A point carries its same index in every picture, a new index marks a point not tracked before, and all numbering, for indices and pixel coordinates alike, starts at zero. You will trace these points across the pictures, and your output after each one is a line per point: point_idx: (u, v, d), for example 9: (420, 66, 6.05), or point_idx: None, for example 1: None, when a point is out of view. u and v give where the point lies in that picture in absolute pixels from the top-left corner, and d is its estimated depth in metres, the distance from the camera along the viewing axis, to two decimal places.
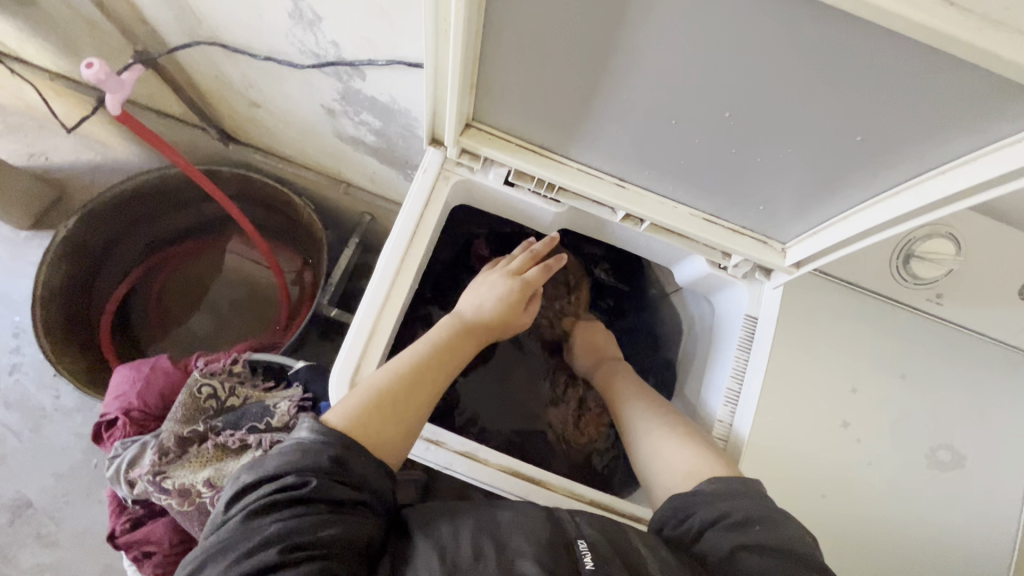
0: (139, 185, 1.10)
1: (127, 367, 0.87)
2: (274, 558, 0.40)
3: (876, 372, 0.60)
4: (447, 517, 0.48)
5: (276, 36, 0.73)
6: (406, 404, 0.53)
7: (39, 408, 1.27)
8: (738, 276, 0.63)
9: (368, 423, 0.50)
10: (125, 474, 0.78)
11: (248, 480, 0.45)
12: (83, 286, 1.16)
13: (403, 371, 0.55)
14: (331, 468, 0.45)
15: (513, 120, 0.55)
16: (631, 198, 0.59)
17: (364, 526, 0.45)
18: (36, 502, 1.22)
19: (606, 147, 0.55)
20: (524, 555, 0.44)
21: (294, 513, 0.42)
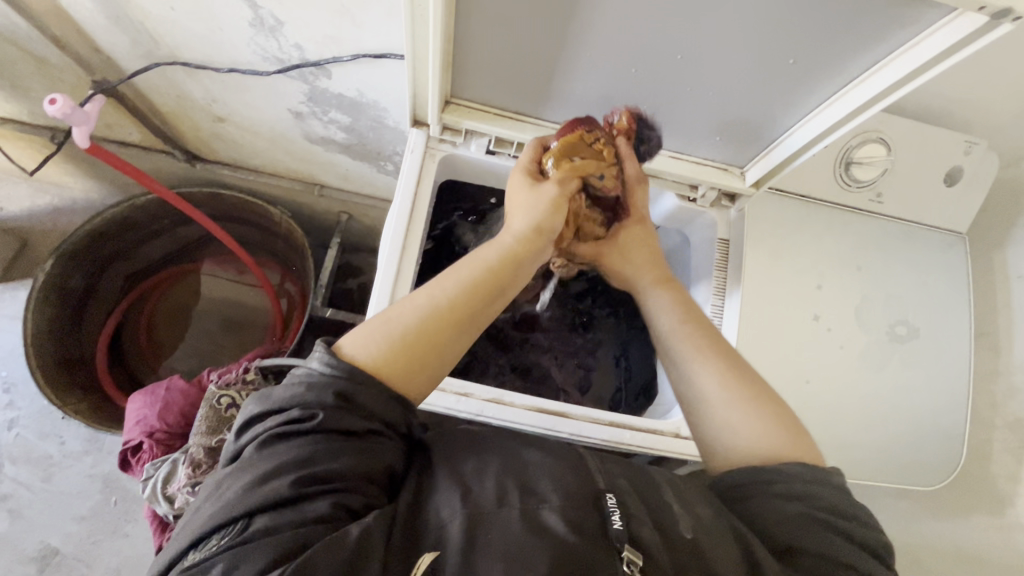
0: (112, 218, 1.10)
1: (142, 393, 0.90)
2: (287, 489, 0.40)
3: (837, 269, 0.68)
4: (470, 458, 0.49)
5: (237, 46, 0.75)
6: (431, 347, 0.50)
7: (46, 457, 1.27)
8: (706, 206, 0.70)
9: (388, 360, 0.48)
10: (162, 491, 0.81)
11: (257, 409, 0.46)
12: (70, 327, 1.15)
13: (434, 309, 0.51)
14: (339, 401, 0.45)
15: (487, 93, 0.61)
16: None
17: (380, 454, 0.46)
18: (62, 548, 1.22)
19: (574, 106, 0.61)
20: (549, 501, 0.45)
21: (306, 442, 0.43)
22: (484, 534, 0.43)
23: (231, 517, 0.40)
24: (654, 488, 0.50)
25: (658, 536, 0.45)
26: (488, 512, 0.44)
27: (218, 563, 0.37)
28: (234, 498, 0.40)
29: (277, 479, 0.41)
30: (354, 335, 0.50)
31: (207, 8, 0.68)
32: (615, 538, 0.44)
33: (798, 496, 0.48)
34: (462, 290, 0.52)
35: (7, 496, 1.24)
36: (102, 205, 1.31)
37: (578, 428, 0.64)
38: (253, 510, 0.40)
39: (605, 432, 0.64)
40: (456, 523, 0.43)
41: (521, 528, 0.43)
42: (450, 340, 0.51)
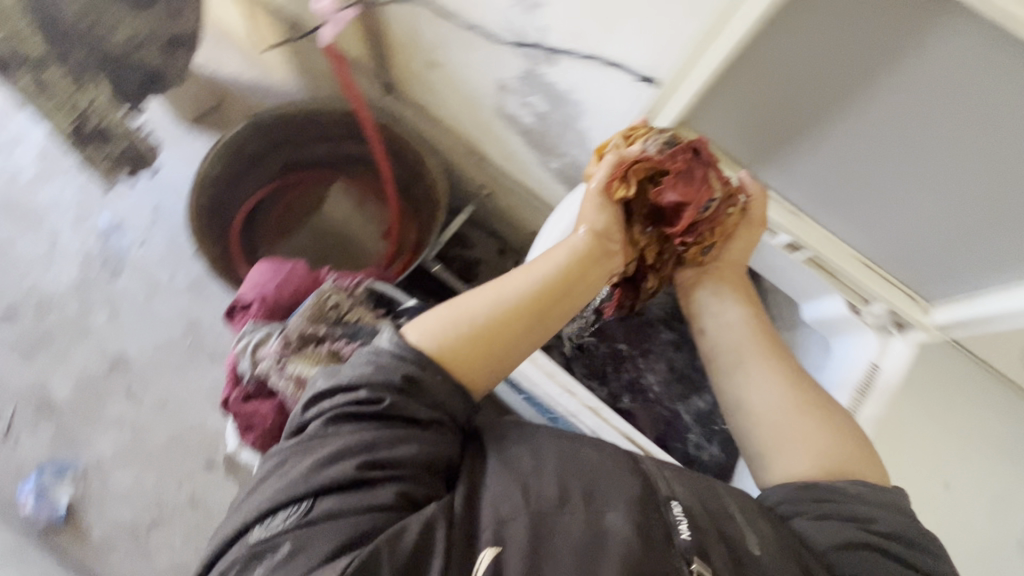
0: (302, 110, 1.23)
1: (267, 263, 0.98)
2: (354, 471, 0.55)
3: (987, 442, 0.87)
4: (528, 450, 0.62)
5: (491, 11, 0.83)
6: (495, 343, 0.67)
7: (155, 281, 1.41)
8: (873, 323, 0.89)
9: (451, 349, 0.65)
10: (251, 351, 0.89)
11: (329, 384, 0.61)
12: (229, 185, 1.29)
13: (504, 305, 0.69)
14: (402, 387, 0.60)
15: (723, 133, 0.84)
16: (795, 223, 0.88)
17: (439, 443, 0.61)
18: (134, 360, 1.36)
19: (788, 179, 0.86)
20: (613, 508, 0.56)
21: (372, 432, 0.57)
22: (547, 528, 0.54)
23: (301, 496, 0.54)
24: (716, 500, 0.61)
25: (733, 562, 0.55)
26: (547, 509, 0.55)
27: (287, 542, 0.51)
28: (305, 477, 0.55)
29: (344, 462, 0.55)
30: (419, 328, 0.67)
31: None
32: (680, 549, 0.54)
33: (862, 520, 0.61)
34: (532, 298, 0.71)
35: (113, 298, 1.40)
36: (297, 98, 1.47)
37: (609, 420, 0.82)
38: (319, 495, 0.54)
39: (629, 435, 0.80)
40: (519, 518, 0.54)
41: (582, 526, 0.54)
42: (520, 336, 0.69)
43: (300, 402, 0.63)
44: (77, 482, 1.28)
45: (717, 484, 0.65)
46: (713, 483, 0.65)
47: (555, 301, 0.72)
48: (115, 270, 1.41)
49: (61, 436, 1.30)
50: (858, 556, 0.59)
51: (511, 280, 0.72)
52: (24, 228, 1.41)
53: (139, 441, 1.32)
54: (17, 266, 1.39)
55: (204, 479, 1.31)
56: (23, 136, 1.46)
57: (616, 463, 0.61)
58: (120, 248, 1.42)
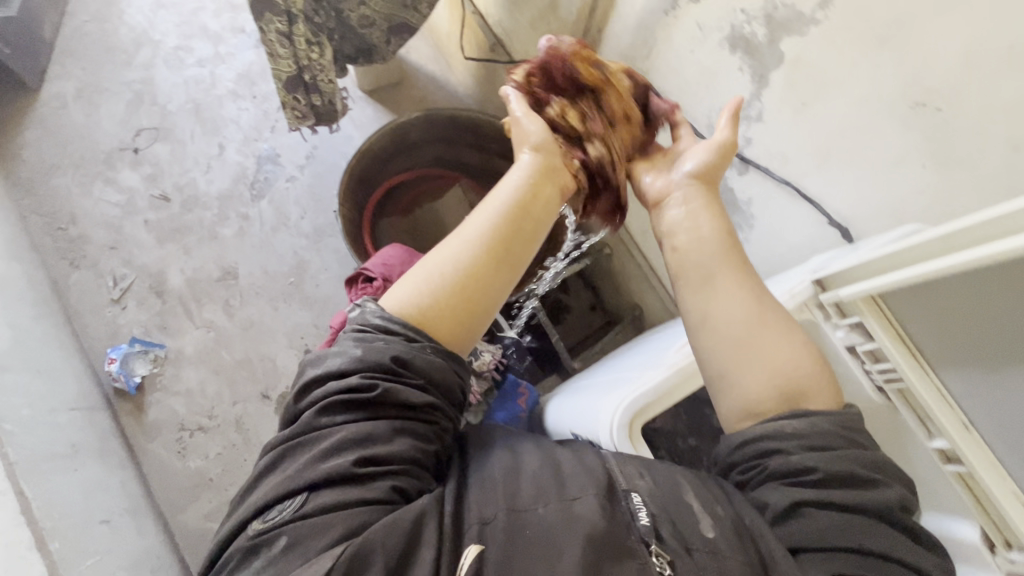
0: (475, 118, 1.30)
1: (401, 247, 1.07)
2: (349, 464, 0.56)
3: None
4: (507, 454, 0.64)
5: (702, 107, 0.92)
6: (472, 288, 0.66)
7: (286, 216, 1.53)
8: None
9: (431, 305, 0.65)
10: None
11: (316, 375, 0.62)
12: (385, 159, 1.39)
13: (471, 246, 0.68)
14: (392, 372, 0.61)
15: (913, 321, 0.60)
16: (971, 445, 0.57)
17: (427, 435, 0.62)
18: (241, 278, 1.48)
19: (995, 401, 0.55)
20: (582, 498, 0.57)
21: (367, 424, 0.59)
22: (523, 523, 0.56)
23: (295, 491, 0.55)
24: (676, 493, 0.59)
25: (683, 546, 0.54)
26: (525, 510, 0.57)
27: (283, 534, 0.53)
28: (303, 473, 0.56)
29: (340, 456, 0.57)
30: (394, 297, 0.67)
31: (719, 77, 0.86)
32: (640, 537, 0.54)
33: (801, 470, 0.55)
34: (493, 240, 0.68)
35: (247, 217, 1.52)
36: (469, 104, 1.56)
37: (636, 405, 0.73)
38: (314, 488, 0.55)
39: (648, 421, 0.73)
40: (501, 515, 0.56)
41: (557, 517, 0.56)
42: (491, 277, 0.68)
43: (295, 391, 0.64)
44: (154, 364, 1.39)
45: (674, 469, 0.63)
46: (677, 472, 0.63)
47: (516, 240, 0.69)
48: (258, 194, 1.54)
49: (158, 319, 1.42)
50: (819, 520, 0.53)
51: (466, 232, 0.69)
52: (202, 131, 1.58)
53: (217, 349, 1.42)
54: (184, 161, 1.55)
55: (256, 406, 1.39)
56: (232, 54, 1.64)
57: (584, 463, 0.62)
58: (269, 177, 1.55)
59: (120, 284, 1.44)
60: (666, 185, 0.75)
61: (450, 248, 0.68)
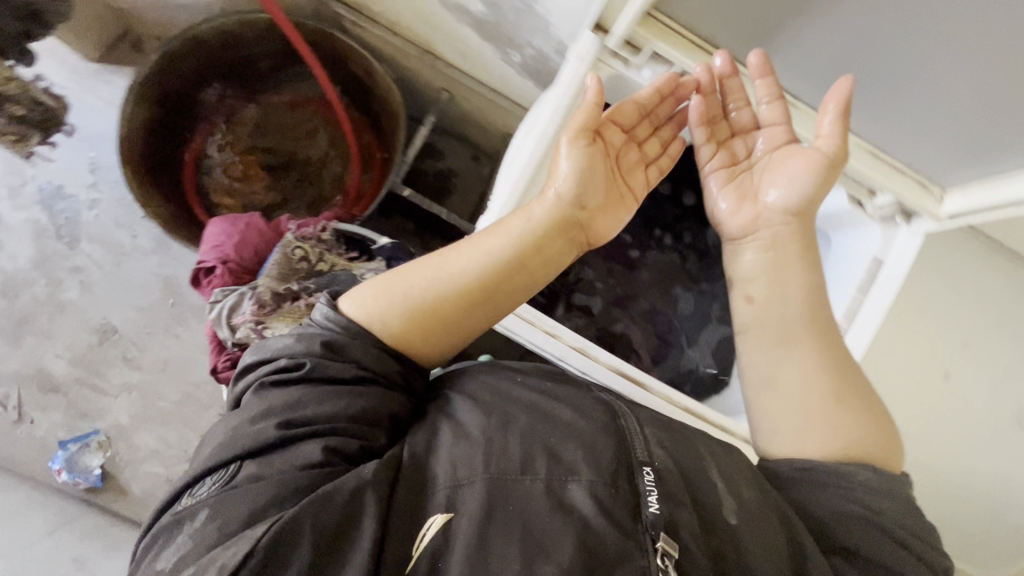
0: (218, 27, 1.07)
1: (221, 220, 0.90)
2: (273, 434, 0.57)
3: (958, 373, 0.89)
4: (500, 409, 0.58)
5: None
6: (434, 311, 0.67)
7: (118, 244, 1.34)
8: (875, 216, 0.85)
9: (396, 322, 0.66)
10: (226, 320, 0.84)
11: (253, 359, 0.65)
12: (159, 130, 1.15)
13: (449, 284, 0.67)
14: (324, 352, 0.62)
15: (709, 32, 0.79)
16: (797, 116, 0.82)
17: (370, 402, 0.61)
18: (122, 328, 1.34)
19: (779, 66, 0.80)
20: (578, 477, 0.52)
21: (296, 391, 0.60)
22: (503, 500, 0.51)
23: (223, 463, 0.57)
24: (700, 464, 0.56)
25: (706, 522, 0.52)
26: (511, 478, 0.52)
27: (206, 506, 0.53)
28: (233, 442, 0.58)
29: (267, 421, 0.58)
30: (353, 300, 0.68)
31: None
32: (648, 527, 0.50)
33: (870, 510, 0.56)
34: (481, 281, 0.68)
35: (81, 269, 1.33)
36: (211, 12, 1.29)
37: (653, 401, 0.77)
38: (243, 458, 0.56)
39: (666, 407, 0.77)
40: (474, 486, 0.52)
41: (543, 499, 0.51)
42: (466, 318, 0.69)
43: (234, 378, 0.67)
44: (104, 448, 1.31)
45: (696, 438, 0.60)
46: (688, 431, 0.61)
47: (502, 284, 0.69)
48: (73, 239, 1.33)
49: (73, 411, 1.31)
50: (864, 556, 0.54)
51: (454, 258, 0.69)
52: None
53: (151, 403, 1.34)
54: None
55: None
56: None
57: (592, 421, 0.57)
58: (70, 217, 1.33)
59: (8, 403, 1.30)
60: (759, 221, 0.72)
61: (426, 277, 0.68)
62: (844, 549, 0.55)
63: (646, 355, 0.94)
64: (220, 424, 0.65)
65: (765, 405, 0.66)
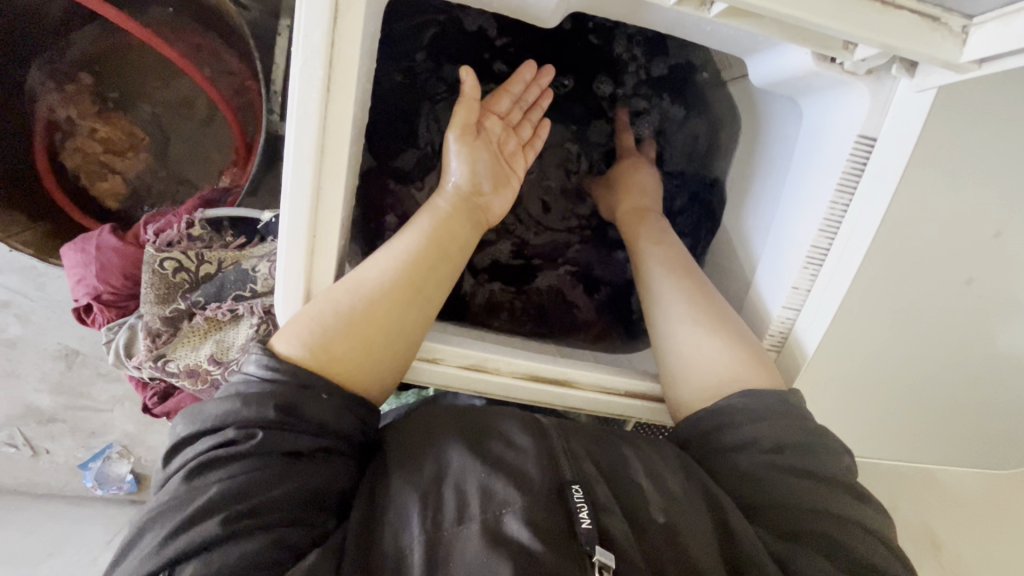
0: None
1: (71, 247, 0.75)
2: (215, 531, 0.40)
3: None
4: (423, 452, 0.47)
5: None
6: (377, 329, 0.51)
7: (31, 267, 1.21)
8: (859, 74, 0.46)
9: (337, 348, 0.49)
10: (127, 359, 0.74)
11: (188, 430, 0.45)
12: None
13: (380, 288, 0.52)
14: (279, 418, 0.44)
15: None
16: None
17: (329, 473, 0.45)
18: (82, 349, 1.28)
19: None
20: (511, 506, 0.43)
21: (241, 469, 0.42)
22: (445, 556, 0.41)
23: (152, 570, 0.39)
24: (623, 466, 0.49)
25: (630, 530, 0.45)
26: (446, 529, 0.42)
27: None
28: (160, 541, 0.40)
29: (203, 520, 0.40)
30: (290, 329, 0.50)
31: None
32: (584, 541, 0.42)
33: (773, 451, 0.50)
34: (406, 284, 0.53)
35: (7, 303, 1.23)
36: None
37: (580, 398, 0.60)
38: (178, 560, 0.39)
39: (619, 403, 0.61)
40: (414, 541, 0.42)
41: (479, 549, 0.41)
42: (398, 319, 0.52)
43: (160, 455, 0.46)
44: (126, 456, 1.35)
45: (620, 437, 0.53)
46: (612, 434, 0.54)
47: (427, 276, 0.54)
48: None
49: (80, 434, 1.33)
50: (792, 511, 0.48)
51: (377, 260, 0.53)
52: None
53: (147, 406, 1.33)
54: None
55: None
56: None
57: (524, 446, 0.48)
58: None
59: (17, 442, 1.31)
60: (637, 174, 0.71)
61: (350, 289, 0.52)
62: (749, 508, 0.49)
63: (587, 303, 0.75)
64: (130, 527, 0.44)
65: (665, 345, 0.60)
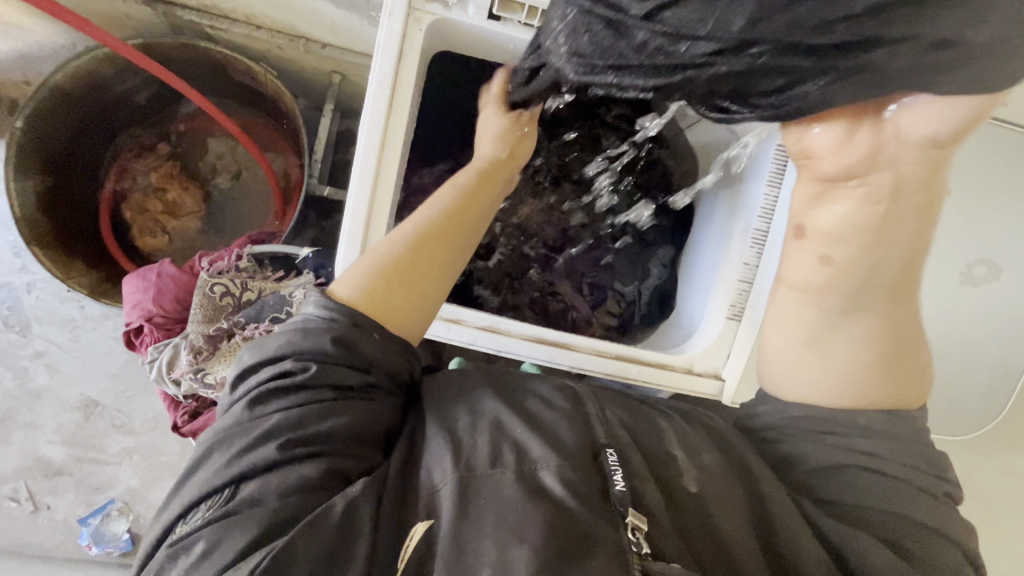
0: (74, 73, 0.95)
1: (133, 277, 0.87)
2: (275, 453, 0.47)
3: None
4: (462, 413, 0.53)
5: None
6: (426, 274, 0.59)
7: (70, 319, 1.31)
8: None
9: (375, 288, 0.56)
10: (168, 374, 0.82)
11: (254, 359, 0.52)
12: (58, 188, 1.05)
13: (418, 239, 0.61)
14: (332, 353, 0.51)
15: None
16: None
17: (374, 410, 0.52)
18: (102, 400, 1.33)
19: None
20: (544, 462, 0.49)
21: (301, 399, 0.49)
22: (477, 496, 0.47)
23: (219, 485, 0.46)
24: (657, 436, 0.56)
25: (663, 499, 0.50)
26: (479, 474, 0.48)
27: (202, 538, 0.44)
28: (226, 461, 0.47)
29: (265, 442, 0.47)
30: (345, 281, 0.57)
31: None
32: (617, 502, 0.47)
33: (865, 453, 0.56)
34: (441, 226, 0.63)
35: (41, 353, 1.31)
36: (53, 61, 1.10)
37: (580, 361, 0.69)
38: (240, 478, 0.46)
39: (612, 365, 0.70)
40: (447, 488, 0.47)
41: (518, 493, 0.46)
42: (439, 258, 0.61)
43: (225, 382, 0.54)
44: (125, 514, 1.33)
45: (657, 412, 0.60)
46: (648, 408, 0.61)
47: (461, 218, 0.65)
48: (23, 325, 1.30)
49: (84, 490, 1.33)
50: (861, 504, 0.54)
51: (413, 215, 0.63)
52: None
53: (155, 461, 1.34)
54: None
55: None
56: None
57: (558, 412, 0.54)
58: (11, 304, 1.30)
59: (20, 496, 1.31)
60: (875, 159, 0.56)
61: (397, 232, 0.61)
62: (823, 497, 0.55)
63: (585, 305, 0.85)
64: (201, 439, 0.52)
65: (793, 371, 0.62)
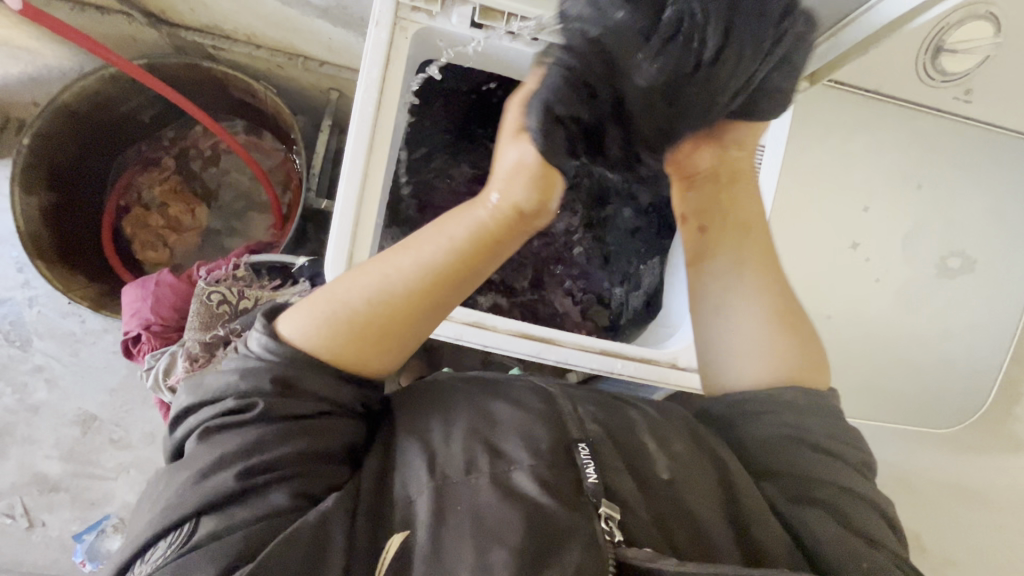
0: (79, 94, 0.98)
1: (132, 286, 0.88)
2: (232, 486, 0.46)
3: (908, 268, 0.73)
4: (435, 419, 0.53)
5: None
6: (389, 334, 0.54)
7: (70, 333, 1.32)
8: None
9: (345, 342, 0.53)
10: (164, 382, 0.83)
11: (195, 399, 0.51)
12: (62, 204, 1.08)
13: (389, 299, 0.54)
14: (277, 389, 0.49)
15: None
16: None
17: (336, 432, 0.52)
18: (100, 414, 1.33)
19: None
20: (520, 463, 0.49)
21: (251, 433, 0.48)
22: (455, 499, 0.48)
23: (178, 520, 0.46)
24: (630, 428, 0.56)
25: (636, 487, 0.51)
26: (454, 481, 0.48)
27: (165, 575, 0.44)
28: (181, 498, 0.47)
29: (221, 473, 0.47)
30: (295, 319, 0.53)
31: None
32: (590, 494, 0.48)
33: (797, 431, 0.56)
34: (421, 285, 0.55)
35: (41, 368, 1.32)
36: (60, 83, 1.14)
37: (563, 355, 0.70)
38: (200, 512, 0.46)
39: (597, 360, 0.71)
40: (423, 499, 0.48)
41: (494, 494, 0.47)
42: (410, 319, 0.55)
43: (169, 419, 0.54)
44: (121, 530, 1.32)
45: (629, 405, 0.60)
46: (625, 403, 0.60)
47: (450, 278, 0.56)
48: (24, 340, 1.32)
49: (79, 506, 1.32)
50: (800, 476, 0.55)
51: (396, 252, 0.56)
52: None
53: None
54: None
55: None
56: None
57: (530, 411, 0.53)
58: (13, 319, 1.31)
59: (15, 512, 1.31)
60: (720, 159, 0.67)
61: (370, 277, 0.55)
62: (766, 472, 0.57)
63: (574, 307, 0.87)
64: (156, 482, 0.51)
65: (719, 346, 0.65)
